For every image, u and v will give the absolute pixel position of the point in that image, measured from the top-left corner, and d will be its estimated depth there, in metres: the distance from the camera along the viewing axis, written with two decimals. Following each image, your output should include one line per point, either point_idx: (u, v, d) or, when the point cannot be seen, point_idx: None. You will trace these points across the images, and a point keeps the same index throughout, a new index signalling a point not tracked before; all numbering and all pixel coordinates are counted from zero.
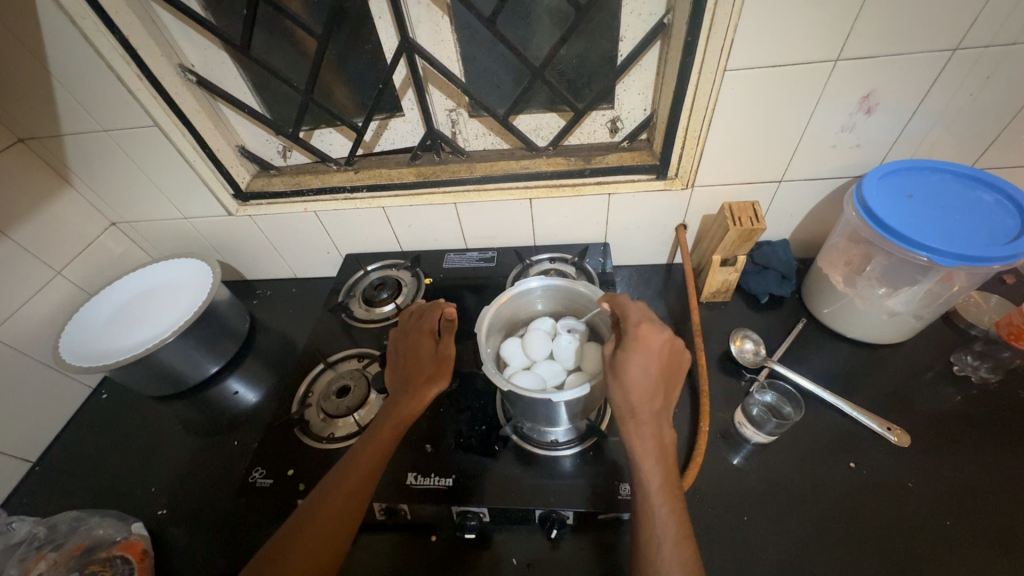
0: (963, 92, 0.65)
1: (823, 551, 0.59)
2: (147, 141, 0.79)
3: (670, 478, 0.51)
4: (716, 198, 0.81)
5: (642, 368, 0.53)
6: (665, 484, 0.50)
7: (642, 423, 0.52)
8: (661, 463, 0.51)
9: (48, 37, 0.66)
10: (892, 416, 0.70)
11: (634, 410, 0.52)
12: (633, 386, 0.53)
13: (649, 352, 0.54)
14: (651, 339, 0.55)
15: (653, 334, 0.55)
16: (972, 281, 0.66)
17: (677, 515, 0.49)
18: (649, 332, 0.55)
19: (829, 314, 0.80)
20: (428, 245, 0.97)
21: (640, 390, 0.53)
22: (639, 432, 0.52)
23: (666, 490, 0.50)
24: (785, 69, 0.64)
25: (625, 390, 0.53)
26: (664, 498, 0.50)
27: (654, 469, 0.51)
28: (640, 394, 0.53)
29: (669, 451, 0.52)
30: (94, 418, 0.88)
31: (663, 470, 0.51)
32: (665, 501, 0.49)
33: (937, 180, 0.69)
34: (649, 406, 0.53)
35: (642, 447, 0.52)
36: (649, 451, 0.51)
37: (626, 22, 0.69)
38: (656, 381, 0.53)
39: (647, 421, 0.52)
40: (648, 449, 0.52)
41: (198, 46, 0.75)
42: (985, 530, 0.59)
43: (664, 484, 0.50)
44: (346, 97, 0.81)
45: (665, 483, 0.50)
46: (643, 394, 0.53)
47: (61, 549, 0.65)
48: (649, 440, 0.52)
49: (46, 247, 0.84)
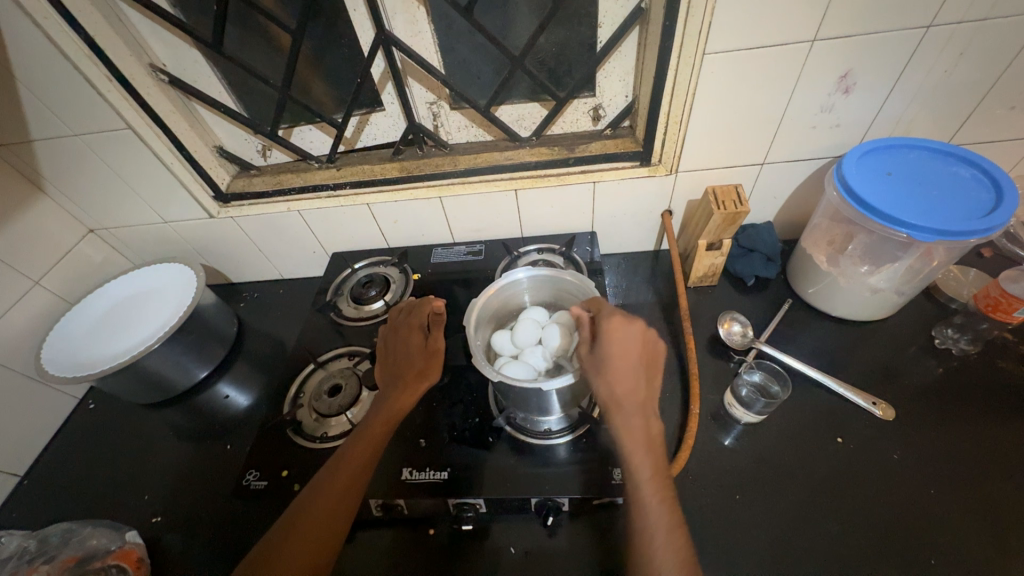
0: (938, 68, 0.66)
1: (813, 524, 0.60)
2: (122, 144, 0.77)
3: (660, 468, 0.51)
4: (700, 182, 0.82)
5: (621, 359, 0.55)
6: (655, 473, 0.51)
7: (630, 415, 0.53)
8: (651, 455, 0.52)
9: (9, 38, 0.63)
10: (877, 391, 0.72)
11: (619, 402, 0.54)
12: (616, 378, 0.54)
13: (625, 343, 0.56)
14: (624, 331, 0.56)
15: (625, 325, 0.57)
16: (951, 255, 0.67)
17: (669, 504, 0.49)
18: (621, 323, 0.57)
19: (814, 294, 0.82)
20: (415, 240, 0.97)
21: (622, 381, 0.54)
22: (628, 423, 0.53)
23: (657, 480, 0.50)
24: (764, 51, 0.64)
25: (607, 383, 0.54)
26: (655, 488, 0.50)
27: (644, 460, 0.51)
28: (624, 386, 0.54)
29: (657, 440, 0.53)
30: (82, 429, 0.87)
31: (653, 460, 0.51)
32: (655, 492, 0.50)
33: (915, 157, 0.70)
34: (633, 397, 0.54)
35: (630, 438, 0.52)
36: (638, 443, 0.52)
37: (605, 6, 0.69)
38: (636, 370, 0.55)
39: (634, 412, 0.53)
40: (637, 440, 0.52)
41: (169, 45, 0.73)
42: (967, 496, 0.61)
43: (655, 473, 0.51)
44: (324, 93, 0.80)
45: (656, 473, 0.51)
46: (626, 384, 0.54)
47: (53, 561, 0.64)
48: (637, 431, 0.53)
49: (23, 256, 0.82)
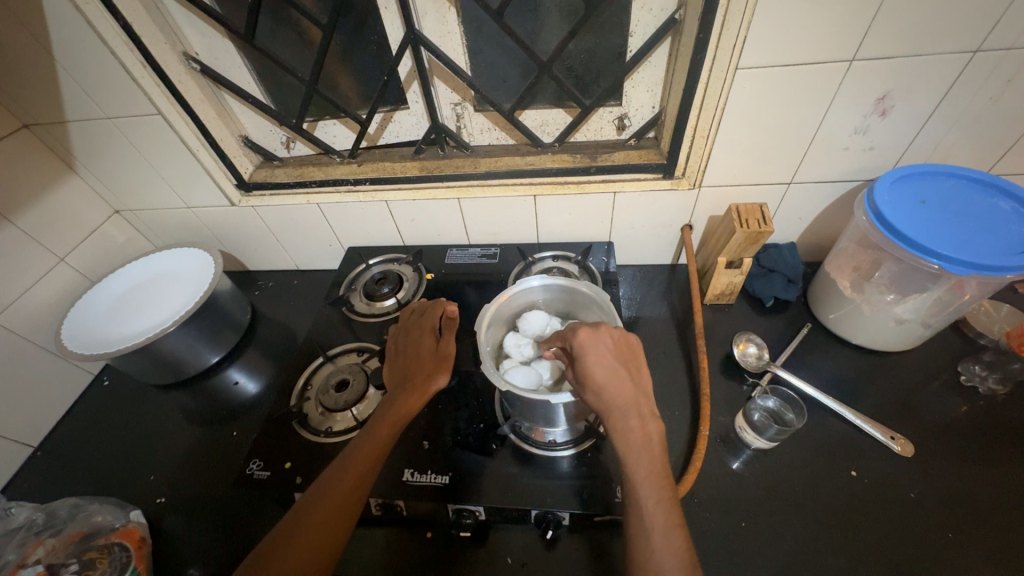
0: (982, 95, 0.63)
1: (821, 559, 0.58)
2: (150, 129, 0.78)
3: (657, 468, 0.49)
4: (723, 199, 0.80)
5: (599, 366, 0.54)
6: (652, 473, 0.49)
7: (622, 417, 0.52)
8: (646, 455, 0.50)
9: (51, 20, 0.65)
10: (896, 425, 0.69)
11: (610, 407, 0.52)
12: (602, 386, 0.53)
13: (597, 350, 0.55)
14: (591, 339, 0.55)
15: (592, 334, 0.56)
16: (984, 289, 0.64)
17: (666, 504, 0.48)
18: (585, 334, 0.56)
19: (835, 320, 0.79)
20: (430, 240, 0.96)
21: (609, 387, 0.53)
22: (620, 424, 0.52)
23: (653, 481, 0.49)
24: (799, 68, 0.62)
25: (597, 393, 0.53)
26: (652, 488, 0.48)
27: (640, 461, 0.50)
28: (611, 391, 0.53)
29: (654, 438, 0.51)
30: (96, 405, 0.89)
31: (649, 460, 0.50)
32: (651, 493, 0.48)
33: (950, 186, 0.67)
34: (622, 398, 0.52)
35: (624, 439, 0.51)
36: (633, 444, 0.51)
37: (637, 16, 0.68)
38: (619, 374, 0.54)
39: (627, 412, 0.52)
40: (631, 441, 0.51)
41: (202, 34, 0.74)
42: (987, 541, 0.58)
43: (652, 474, 0.49)
44: (350, 88, 0.80)
45: (652, 473, 0.49)
46: (614, 390, 0.53)
47: (60, 535, 0.65)
48: (632, 432, 0.51)
49: (50, 233, 0.84)
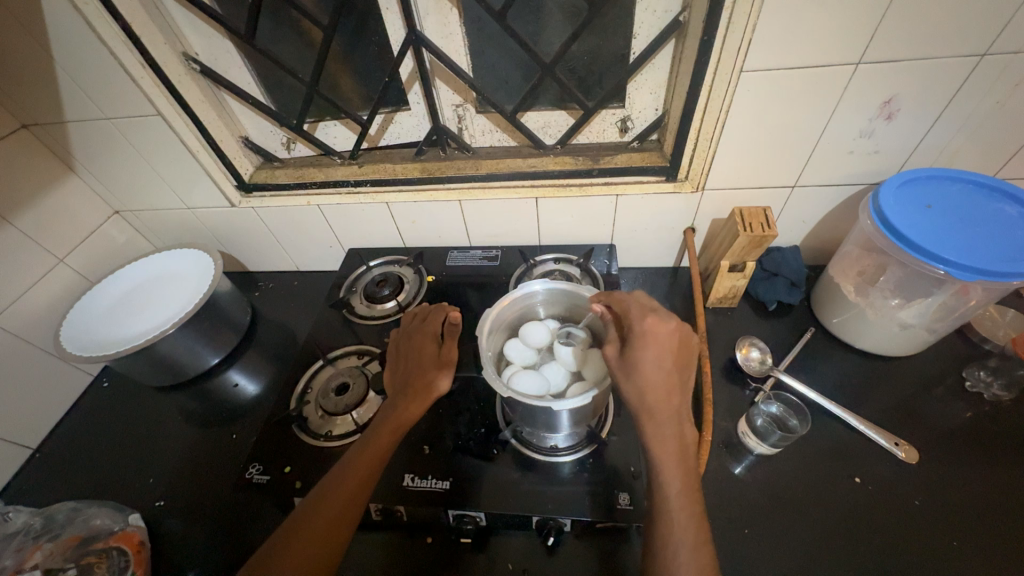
0: (989, 99, 0.63)
1: (825, 567, 0.58)
2: (150, 130, 0.78)
3: (690, 482, 0.50)
4: (726, 202, 0.80)
5: (655, 363, 0.52)
6: (685, 487, 0.49)
7: (663, 422, 0.51)
8: (682, 466, 0.50)
9: (50, 21, 0.64)
10: (900, 431, 0.69)
11: (653, 409, 0.51)
12: (650, 383, 0.52)
13: (660, 344, 0.53)
14: (659, 331, 0.54)
15: (660, 326, 0.55)
16: (989, 295, 0.64)
17: (696, 520, 0.48)
18: (655, 324, 0.55)
19: (839, 324, 0.79)
20: (431, 242, 0.96)
21: (656, 387, 0.52)
22: (660, 431, 0.51)
23: (685, 494, 0.49)
24: (805, 72, 0.61)
25: (640, 388, 0.52)
26: (684, 503, 0.48)
27: (675, 473, 0.49)
28: (658, 390, 0.52)
29: (689, 451, 0.51)
30: (95, 407, 0.89)
31: (684, 473, 0.50)
32: (683, 507, 0.48)
33: (957, 190, 0.67)
34: (666, 404, 0.51)
35: (661, 448, 0.50)
36: (671, 454, 0.50)
37: (641, 18, 0.67)
38: (671, 376, 0.52)
39: (669, 419, 0.51)
40: (669, 451, 0.50)
41: (202, 35, 0.74)
42: (992, 549, 0.58)
43: (685, 488, 0.49)
44: (351, 89, 0.80)
45: (685, 485, 0.49)
46: (660, 391, 0.52)
47: (57, 540, 0.65)
48: (671, 441, 0.51)
49: (50, 234, 0.84)
